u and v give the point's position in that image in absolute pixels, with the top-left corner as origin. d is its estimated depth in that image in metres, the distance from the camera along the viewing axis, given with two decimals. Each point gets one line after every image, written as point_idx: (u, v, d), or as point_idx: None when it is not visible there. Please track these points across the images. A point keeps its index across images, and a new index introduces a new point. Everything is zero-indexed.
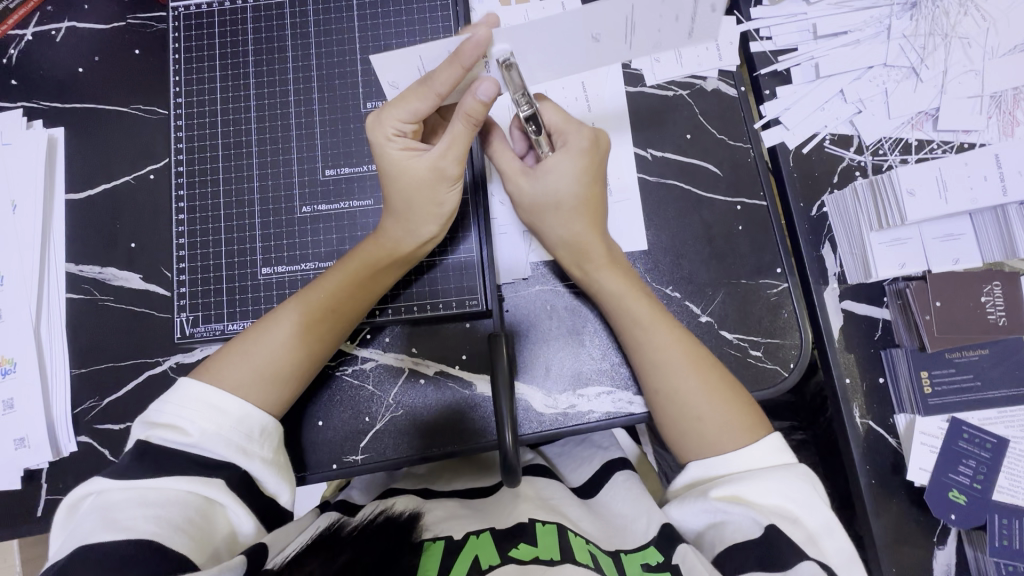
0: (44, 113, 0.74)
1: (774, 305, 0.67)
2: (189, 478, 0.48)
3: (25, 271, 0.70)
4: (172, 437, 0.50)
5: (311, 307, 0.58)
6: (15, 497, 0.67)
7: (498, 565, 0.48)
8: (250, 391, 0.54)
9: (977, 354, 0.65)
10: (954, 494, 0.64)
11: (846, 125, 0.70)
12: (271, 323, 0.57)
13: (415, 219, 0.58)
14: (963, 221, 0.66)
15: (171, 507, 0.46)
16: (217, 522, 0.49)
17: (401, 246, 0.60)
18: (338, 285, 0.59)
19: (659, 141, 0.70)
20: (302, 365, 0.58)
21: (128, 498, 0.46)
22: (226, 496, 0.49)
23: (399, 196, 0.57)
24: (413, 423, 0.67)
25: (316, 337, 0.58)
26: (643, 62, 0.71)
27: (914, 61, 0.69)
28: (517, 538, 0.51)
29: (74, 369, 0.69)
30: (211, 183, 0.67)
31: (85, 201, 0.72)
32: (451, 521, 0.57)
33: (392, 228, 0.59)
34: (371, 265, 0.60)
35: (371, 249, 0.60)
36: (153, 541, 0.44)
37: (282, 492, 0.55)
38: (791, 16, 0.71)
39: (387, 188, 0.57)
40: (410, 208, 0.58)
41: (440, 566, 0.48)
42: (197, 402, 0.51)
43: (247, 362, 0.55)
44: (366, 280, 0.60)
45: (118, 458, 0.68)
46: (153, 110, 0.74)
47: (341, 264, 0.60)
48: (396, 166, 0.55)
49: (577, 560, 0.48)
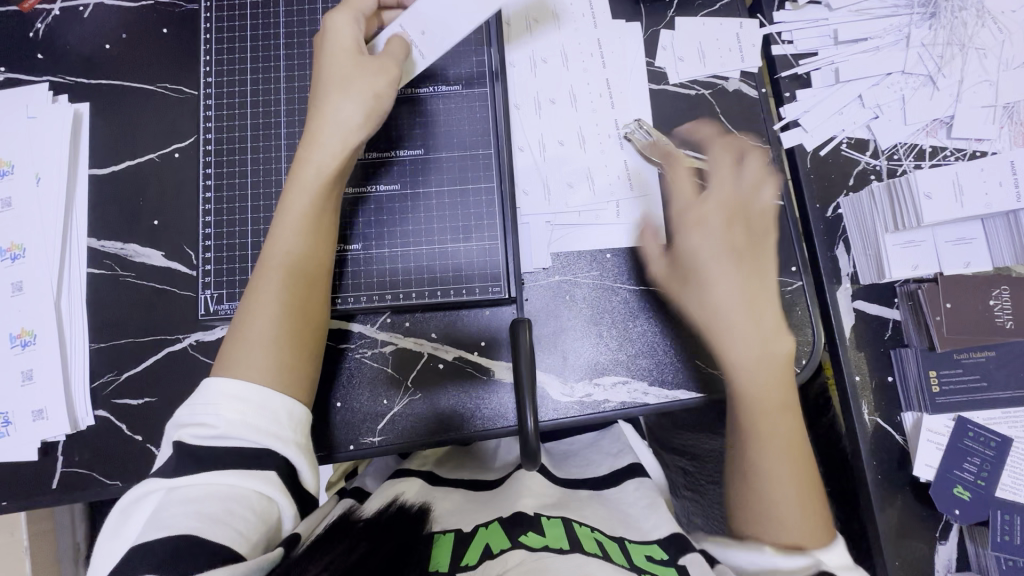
0: (70, 89, 0.74)
1: (788, 302, 0.68)
2: (224, 470, 0.49)
3: (46, 243, 0.70)
4: (202, 432, 0.50)
5: (279, 260, 0.59)
6: (33, 468, 0.68)
7: (508, 549, 0.48)
8: (258, 364, 0.55)
9: (984, 355, 0.67)
10: (959, 490, 0.66)
11: (863, 129, 0.72)
12: (252, 307, 0.57)
13: (346, 102, 0.60)
14: (974, 226, 0.68)
15: (208, 501, 0.47)
16: (264, 510, 0.49)
17: (336, 152, 0.60)
18: (295, 226, 0.59)
19: (679, 138, 0.71)
20: (301, 326, 0.59)
21: (170, 497, 0.47)
22: (261, 482, 0.49)
23: (337, 96, 0.60)
24: (430, 408, 0.67)
25: (300, 289, 0.59)
26: (668, 60, 0.73)
27: (932, 69, 0.71)
28: (524, 526, 0.52)
29: (94, 343, 0.69)
30: (239, 163, 0.68)
31: (109, 177, 0.73)
32: (462, 514, 0.58)
33: (330, 128, 0.60)
34: (317, 193, 0.60)
35: (303, 178, 0.60)
36: (191, 536, 0.44)
37: (310, 479, 0.54)
38: (813, 22, 0.73)
39: (326, 80, 0.61)
40: (347, 81, 0.60)
41: (451, 556, 0.49)
42: (222, 395, 0.52)
43: (247, 337, 0.56)
44: (320, 211, 0.60)
45: (135, 432, 0.68)
46: (180, 89, 0.74)
47: (284, 208, 0.60)
48: (328, 48, 0.61)
49: (586, 550, 0.49)
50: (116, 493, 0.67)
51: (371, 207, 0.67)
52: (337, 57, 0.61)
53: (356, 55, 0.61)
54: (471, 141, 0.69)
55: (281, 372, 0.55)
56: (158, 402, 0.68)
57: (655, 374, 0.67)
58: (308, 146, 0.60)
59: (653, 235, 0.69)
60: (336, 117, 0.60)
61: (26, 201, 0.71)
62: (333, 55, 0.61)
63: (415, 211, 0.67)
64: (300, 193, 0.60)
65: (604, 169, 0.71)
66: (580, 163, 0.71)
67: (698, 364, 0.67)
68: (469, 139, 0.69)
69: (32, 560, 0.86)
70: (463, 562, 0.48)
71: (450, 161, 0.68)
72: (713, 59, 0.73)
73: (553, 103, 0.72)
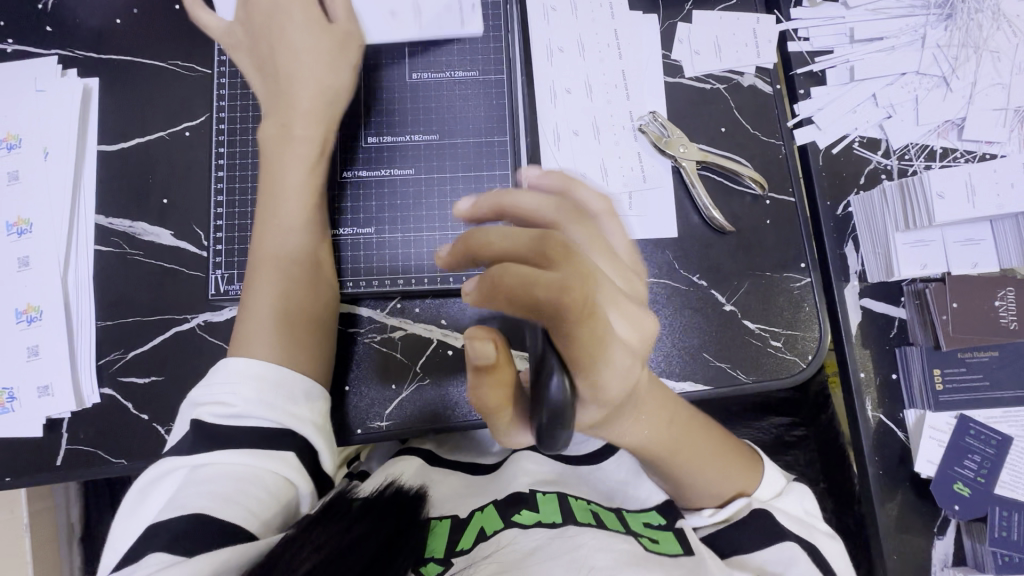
0: (80, 63, 0.73)
1: (796, 298, 0.69)
2: (240, 449, 0.49)
3: (55, 219, 0.70)
4: (218, 412, 0.50)
5: (279, 232, 0.62)
6: (37, 445, 0.67)
7: (501, 530, 0.51)
8: (277, 341, 0.57)
9: (988, 355, 0.68)
10: (959, 486, 0.68)
11: (876, 128, 0.72)
12: (261, 285, 0.60)
13: (322, 77, 0.65)
14: (983, 227, 0.69)
15: (222, 481, 0.47)
16: (279, 490, 0.49)
17: (319, 126, 0.64)
18: (292, 199, 0.62)
19: (694, 131, 0.72)
20: (309, 298, 0.61)
21: (185, 478, 0.47)
22: (276, 463, 0.49)
23: (312, 73, 0.64)
24: (438, 394, 0.67)
25: (304, 260, 0.62)
26: (684, 54, 0.72)
27: (946, 71, 0.71)
28: (519, 505, 0.55)
29: (101, 321, 0.69)
30: (252, 143, 0.68)
31: (119, 153, 0.72)
32: (459, 500, 0.59)
33: (311, 99, 0.64)
34: (307, 165, 0.63)
35: (292, 152, 0.63)
36: (201, 514, 0.44)
37: (327, 461, 0.54)
38: (830, 19, 0.73)
39: (298, 51, 0.64)
40: (323, 61, 0.65)
41: (448, 541, 0.51)
42: (240, 375, 0.52)
43: (265, 317, 0.59)
44: (312, 181, 0.64)
45: (142, 411, 0.68)
46: (191, 67, 0.73)
47: (275, 183, 0.63)
48: (289, 21, 0.65)
49: (579, 521, 0.52)
50: (122, 471, 0.67)
51: (354, 190, 0.67)
52: (304, 34, 0.65)
53: (325, 33, 0.65)
54: (486, 129, 0.69)
55: (298, 347, 0.58)
56: (165, 381, 0.68)
57: (663, 366, 0.68)
58: (294, 119, 0.64)
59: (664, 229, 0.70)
60: (314, 93, 0.64)
61: (33, 176, 0.70)
62: (296, 31, 0.65)
63: (429, 196, 0.67)
64: (291, 166, 0.63)
65: (617, 160, 0.71)
66: (593, 153, 0.71)
67: (705, 357, 0.68)
68: (484, 127, 0.69)
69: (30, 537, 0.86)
70: (459, 546, 0.50)
71: (464, 148, 0.68)
72: (728, 54, 0.73)
73: (568, 92, 0.72)
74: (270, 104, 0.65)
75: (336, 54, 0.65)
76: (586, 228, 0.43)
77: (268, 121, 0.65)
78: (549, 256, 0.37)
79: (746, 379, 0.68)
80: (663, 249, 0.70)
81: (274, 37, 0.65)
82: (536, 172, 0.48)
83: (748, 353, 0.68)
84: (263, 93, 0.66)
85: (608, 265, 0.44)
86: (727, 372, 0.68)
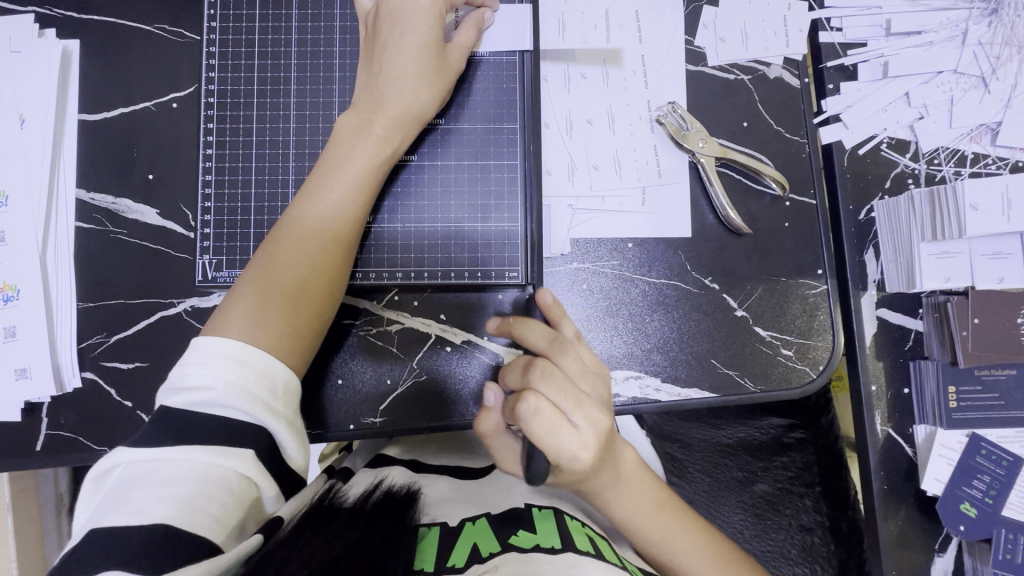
0: (58, 23, 0.68)
1: (811, 306, 0.66)
2: (209, 447, 0.46)
3: (32, 193, 0.66)
4: (195, 397, 0.47)
5: (318, 218, 0.56)
6: (16, 429, 0.64)
7: (498, 553, 0.49)
8: (265, 315, 0.53)
9: (1004, 373, 0.67)
10: (966, 507, 0.67)
11: (906, 129, 0.69)
12: (276, 263, 0.55)
13: (410, 92, 0.58)
14: (1013, 241, 0.67)
15: (186, 484, 0.44)
16: (242, 492, 0.46)
17: (400, 131, 0.58)
18: (344, 193, 0.56)
19: (715, 125, 0.67)
20: (319, 295, 0.56)
21: (143, 474, 0.44)
22: (242, 462, 0.46)
23: (407, 77, 0.57)
24: (434, 391, 0.65)
25: (332, 254, 0.56)
26: (708, 40, 0.68)
27: (985, 71, 0.68)
28: (516, 526, 0.53)
29: (83, 303, 0.65)
30: (243, 119, 0.64)
31: (101, 124, 0.67)
32: (449, 506, 0.58)
33: (398, 97, 0.57)
34: (374, 164, 0.57)
35: (358, 148, 0.57)
36: (164, 524, 0.42)
37: (296, 456, 0.51)
38: (866, 8, 0.69)
39: (395, 51, 0.57)
40: (419, 72, 0.58)
41: (438, 553, 0.49)
42: (220, 356, 0.49)
43: (262, 289, 0.54)
44: (370, 183, 0.58)
45: (124, 398, 0.65)
46: (179, 32, 0.68)
47: (334, 168, 0.57)
48: (404, 17, 0.57)
49: (579, 548, 0.50)
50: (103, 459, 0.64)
51: (407, 175, 0.63)
52: (418, 48, 0.57)
53: (438, 53, 0.58)
54: (497, 114, 0.64)
55: (287, 331, 0.53)
56: (149, 367, 0.65)
57: (668, 371, 0.65)
58: (372, 113, 0.57)
59: (679, 229, 0.66)
60: (405, 102, 0.58)
61: (8, 144, 0.66)
62: (413, 42, 0.57)
63: (436, 185, 0.63)
64: (356, 161, 0.57)
65: (632, 153, 0.67)
66: (609, 144, 0.67)
67: (713, 363, 0.65)
68: (495, 112, 0.64)
69: (12, 515, 0.85)
70: (450, 560, 0.48)
71: (472, 134, 0.64)
72: (756, 43, 0.68)
73: (583, 77, 0.68)
74: (361, 92, 0.59)
75: (435, 64, 0.58)
76: (564, 348, 0.49)
77: (351, 110, 0.58)
78: (526, 377, 0.47)
79: (754, 389, 0.65)
80: (676, 251, 0.66)
81: (383, 34, 0.58)
82: (550, 296, 0.54)
83: (758, 362, 0.66)
84: (359, 80, 0.60)
85: (581, 373, 0.48)
86: (734, 380, 0.65)
